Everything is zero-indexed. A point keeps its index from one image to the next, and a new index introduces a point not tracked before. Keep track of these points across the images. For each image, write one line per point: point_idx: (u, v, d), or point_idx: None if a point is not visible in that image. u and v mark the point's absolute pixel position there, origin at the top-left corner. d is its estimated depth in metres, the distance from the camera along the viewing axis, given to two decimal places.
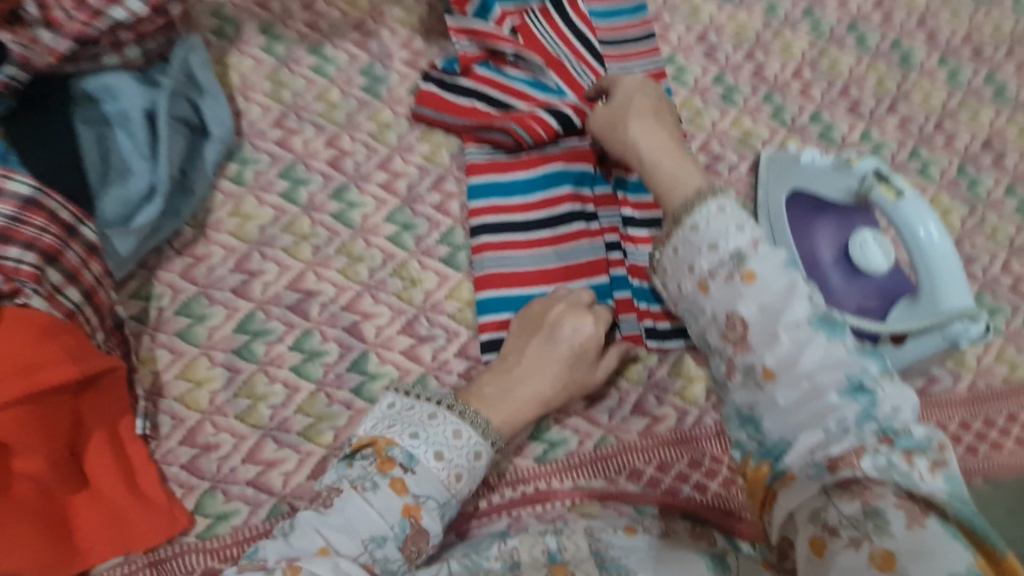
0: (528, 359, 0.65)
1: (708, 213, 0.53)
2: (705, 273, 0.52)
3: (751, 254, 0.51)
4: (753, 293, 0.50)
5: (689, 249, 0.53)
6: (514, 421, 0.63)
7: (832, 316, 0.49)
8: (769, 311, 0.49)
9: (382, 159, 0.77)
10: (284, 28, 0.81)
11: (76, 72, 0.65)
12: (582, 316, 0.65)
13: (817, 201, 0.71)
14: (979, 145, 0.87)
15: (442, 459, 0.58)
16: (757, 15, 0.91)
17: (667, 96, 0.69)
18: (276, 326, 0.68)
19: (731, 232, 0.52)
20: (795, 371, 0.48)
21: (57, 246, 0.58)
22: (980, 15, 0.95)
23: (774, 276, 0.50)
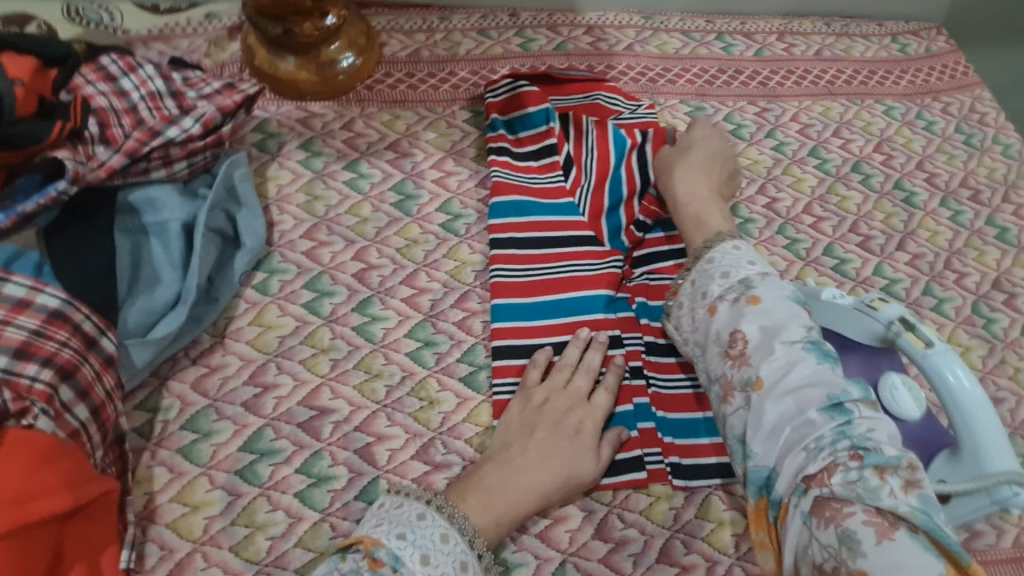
0: (532, 450, 0.63)
1: (725, 250, 0.68)
2: (716, 297, 0.65)
3: (757, 281, 0.65)
4: (754, 314, 0.62)
5: (706, 275, 0.68)
6: (516, 517, 0.60)
7: (826, 348, 0.59)
8: (771, 328, 0.61)
9: (407, 274, 0.77)
10: (324, 145, 0.86)
11: (124, 185, 0.68)
12: (583, 413, 0.67)
13: (840, 339, 0.72)
14: (990, 284, 0.89)
15: (427, 564, 0.55)
16: (767, 151, 0.97)
17: (722, 159, 0.84)
18: (285, 446, 0.65)
19: (743, 265, 0.66)
20: (784, 387, 0.57)
21: (74, 361, 0.57)
22: (973, 162, 1.02)
23: (773, 303, 0.62)
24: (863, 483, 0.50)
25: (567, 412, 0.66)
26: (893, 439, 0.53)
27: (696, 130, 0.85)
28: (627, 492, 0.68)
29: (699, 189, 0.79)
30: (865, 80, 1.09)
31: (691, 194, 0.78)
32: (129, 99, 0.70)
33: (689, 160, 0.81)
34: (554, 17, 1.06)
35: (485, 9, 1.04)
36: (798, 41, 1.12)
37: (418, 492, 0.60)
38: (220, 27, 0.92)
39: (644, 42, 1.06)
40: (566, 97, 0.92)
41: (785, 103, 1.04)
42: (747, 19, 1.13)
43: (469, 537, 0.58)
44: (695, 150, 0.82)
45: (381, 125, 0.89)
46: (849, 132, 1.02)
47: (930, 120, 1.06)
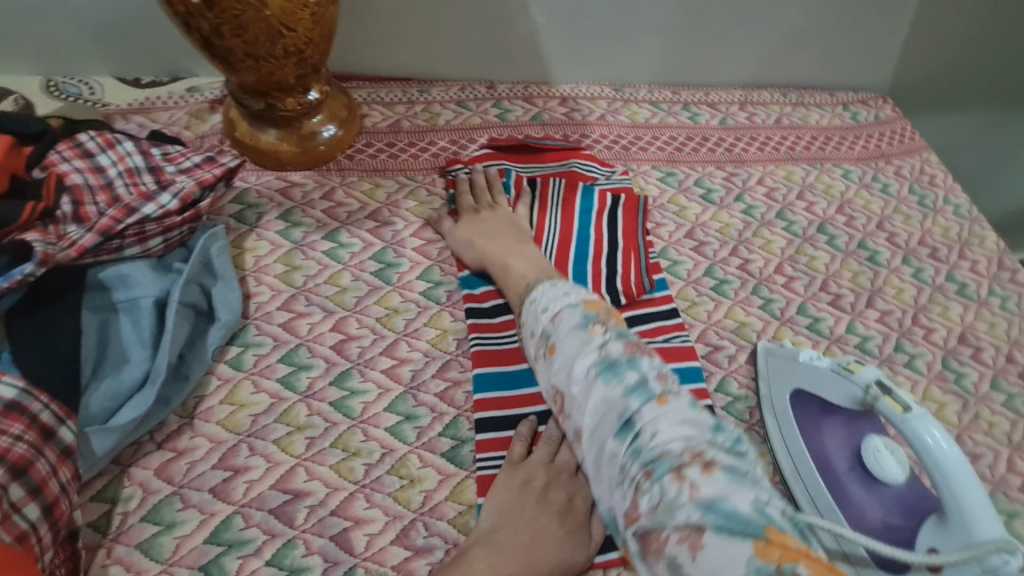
0: (523, 531, 0.61)
1: (531, 310, 0.69)
2: (534, 359, 0.66)
3: (551, 330, 0.64)
4: (554, 365, 0.62)
5: (528, 344, 0.68)
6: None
7: (614, 361, 0.58)
8: (564, 373, 0.61)
9: (387, 345, 0.76)
10: (303, 214, 0.86)
11: (94, 262, 0.65)
12: (572, 488, 0.65)
13: (822, 403, 0.73)
14: (956, 339, 0.92)
15: None
16: (737, 215, 1.01)
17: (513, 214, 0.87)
18: (256, 535, 0.61)
19: (540, 318, 0.66)
20: (596, 429, 0.57)
21: (29, 456, 0.52)
22: (928, 222, 1.07)
23: (564, 345, 0.62)
24: (663, 498, 0.48)
25: (550, 486, 0.64)
26: (683, 430, 0.51)
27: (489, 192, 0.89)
28: (619, 570, 0.65)
29: (501, 243, 0.81)
30: (822, 146, 1.16)
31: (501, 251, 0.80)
32: (105, 175, 0.70)
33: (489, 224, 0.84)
34: (530, 89, 1.11)
35: (463, 83, 1.09)
36: (758, 110, 1.19)
37: None
38: (201, 100, 0.94)
39: (615, 113, 1.11)
40: (542, 166, 0.97)
41: (751, 168, 1.09)
42: (711, 90, 1.21)
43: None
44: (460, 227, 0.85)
45: (361, 194, 0.90)
46: (813, 195, 1.07)
47: (885, 182, 1.12)
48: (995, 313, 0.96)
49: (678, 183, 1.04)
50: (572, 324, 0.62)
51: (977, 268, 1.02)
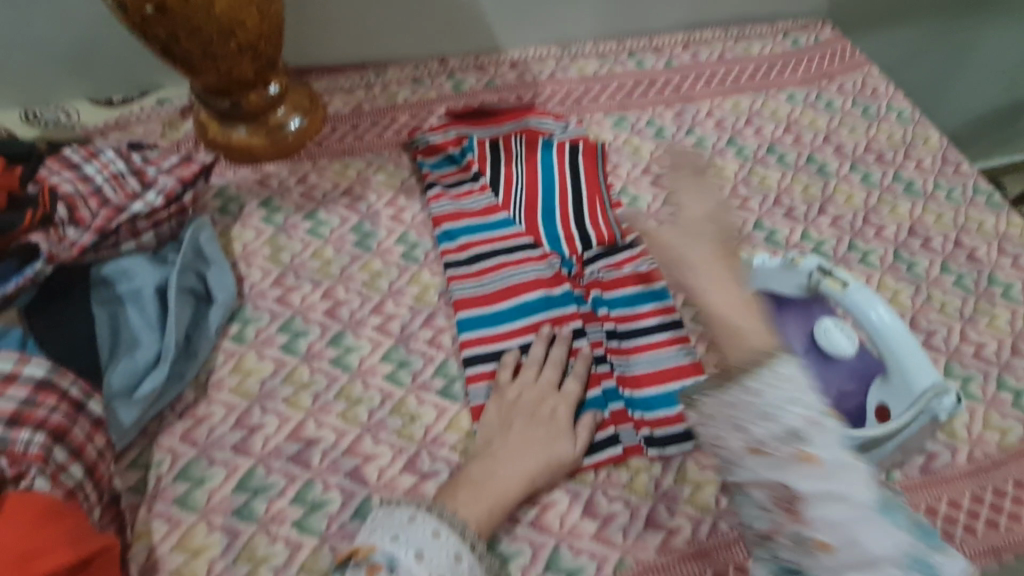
0: (513, 442, 0.69)
1: (773, 378, 0.55)
2: (759, 442, 0.54)
3: (811, 434, 0.53)
4: (821, 480, 0.52)
5: (746, 413, 0.55)
6: (504, 508, 0.65)
7: (886, 500, 0.54)
8: (832, 494, 0.52)
9: (375, 305, 0.83)
10: (282, 200, 0.92)
11: (95, 260, 0.72)
12: (554, 401, 0.72)
13: (775, 298, 0.80)
14: (906, 233, 0.98)
15: (422, 561, 0.58)
16: (689, 148, 1.07)
17: (720, 240, 0.82)
18: (278, 480, 0.68)
19: (790, 407, 0.54)
20: (858, 553, 0.52)
21: (65, 424, 0.59)
22: (873, 130, 1.13)
23: (836, 472, 0.53)
24: None
25: (533, 403, 0.72)
26: None
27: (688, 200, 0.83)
28: (608, 469, 0.72)
29: (734, 291, 0.74)
30: (766, 74, 1.21)
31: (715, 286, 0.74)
32: (93, 182, 0.75)
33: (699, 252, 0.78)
34: (480, 59, 1.16)
35: (417, 61, 1.14)
36: (701, 48, 1.24)
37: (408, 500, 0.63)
38: (172, 110, 0.99)
39: (564, 69, 1.17)
40: (500, 127, 1.02)
41: (699, 104, 1.14)
42: (654, 36, 1.25)
43: (471, 541, 0.61)
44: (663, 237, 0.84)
45: (333, 175, 0.96)
46: (760, 120, 1.13)
47: (829, 99, 1.17)
48: (942, 205, 1.02)
49: (631, 126, 1.09)
50: (839, 442, 0.54)
51: (923, 165, 1.07)
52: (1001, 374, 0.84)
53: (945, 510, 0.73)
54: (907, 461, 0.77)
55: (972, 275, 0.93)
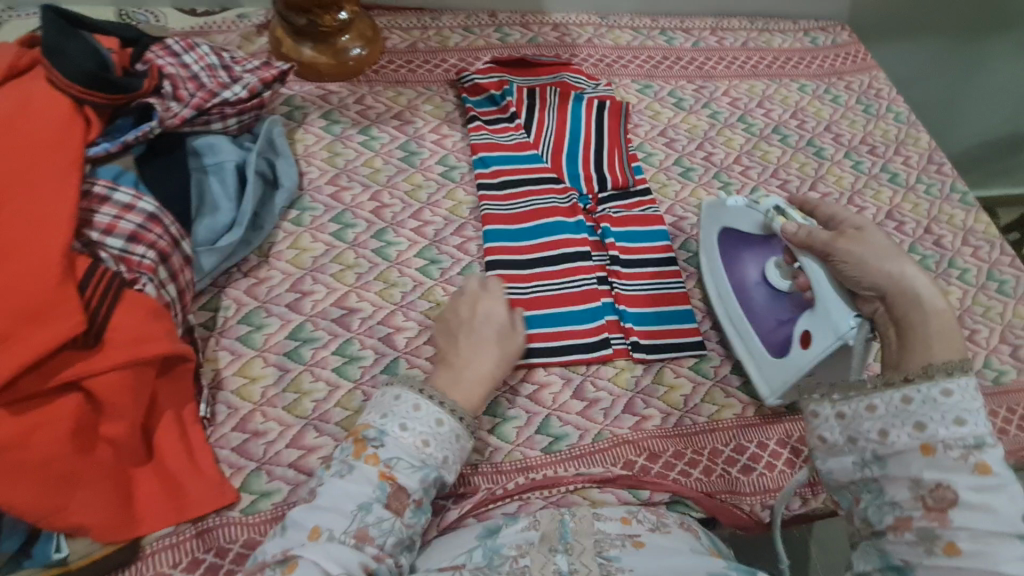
0: (468, 349, 0.76)
1: (961, 382, 0.57)
2: (935, 439, 0.56)
3: (989, 445, 0.55)
4: (979, 488, 0.53)
5: (929, 411, 0.57)
6: (482, 398, 0.74)
7: None
8: (985, 505, 0.53)
9: (414, 211, 0.95)
10: (341, 114, 1.04)
11: (190, 132, 0.83)
12: (489, 304, 0.80)
13: (738, 234, 0.88)
14: (884, 215, 1.11)
15: (406, 429, 0.68)
16: (703, 119, 1.19)
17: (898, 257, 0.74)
18: (323, 334, 0.81)
19: (981, 421, 0.56)
20: (988, 567, 0.51)
21: (169, 250, 0.70)
22: (871, 126, 1.25)
23: (1005, 498, 0.53)
24: None
25: (474, 316, 0.79)
26: None
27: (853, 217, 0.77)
28: (598, 365, 0.85)
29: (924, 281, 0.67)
30: (783, 65, 1.33)
31: (929, 286, 0.67)
32: (191, 69, 0.86)
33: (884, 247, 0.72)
34: (526, 17, 1.28)
35: (469, 11, 1.26)
36: (727, 34, 1.36)
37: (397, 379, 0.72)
38: (250, 25, 1.11)
39: (601, 36, 1.28)
40: (538, 78, 1.14)
41: (718, 82, 1.26)
42: (685, 18, 1.36)
43: (460, 417, 0.71)
44: (857, 240, 0.72)
45: (387, 100, 1.08)
46: (770, 103, 1.24)
47: (836, 94, 1.29)
48: (919, 196, 1.14)
49: (654, 93, 1.21)
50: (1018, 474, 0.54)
51: (909, 161, 1.20)
52: None
53: None
54: None
55: (935, 257, 1.06)
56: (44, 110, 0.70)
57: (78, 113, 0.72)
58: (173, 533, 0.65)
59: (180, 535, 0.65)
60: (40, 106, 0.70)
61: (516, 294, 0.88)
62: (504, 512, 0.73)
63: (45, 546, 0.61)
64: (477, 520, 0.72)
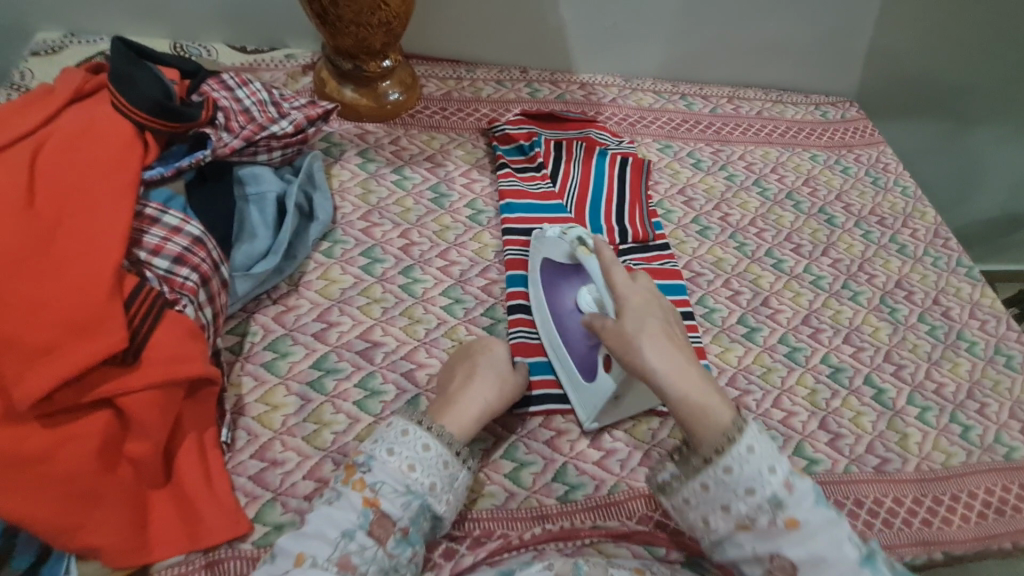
0: (459, 379, 0.79)
1: (741, 456, 0.65)
2: (745, 517, 0.65)
3: (784, 499, 0.64)
4: (799, 542, 0.63)
5: (725, 494, 0.66)
6: (480, 423, 0.75)
7: (866, 550, 0.63)
8: (814, 559, 0.62)
9: (442, 250, 0.98)
10: (376, 153, 1.09)
11: (238, 161, 0.87)
12: (487, 344, 0.83)
13: (555, 263, 0.86)
14: (893, 283, 1.14)
15: (394, 454, 0.69)
16: (720, 180, 1.24)
17: (665, 313, 0.75)
18: (346, 366, 0.82)
19: (767, 476, 0.65)
20: None
21: (210, 273, 0.72)
22: (879, 198, 1.30)
23: (819, 535, 0.63)
24: None
25: (472, 353, 0.82)
26: None
27: (618, 278, 0.75)
28: None
29: (675, 360, 0.70)
30: (795, 135, 1.40)
31: (678, 366, 0.70)
32: (243, 103, 0.90)
33: (638, 321, 0.72)
34: (556, 75, 1.35)
35: (502, 66, 1.33)
36: (743, 103, 1.43)
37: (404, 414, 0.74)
38: (296, 65, 1.17)
39: (625, 97, 1.35)
40: (565, 132, 1.19)
41: (734, 147, 1.32)
42: (704, 86, 1.44)
43: (446, 443, 0.71)
44: (628, 317, 0.72)
45: (420, 143, 1.13)
46: (783, 170, 1.30)
47: (846, 166, 1.35)
48: (927, 268, 1.18)
49: (674, 153, 1.27)
50: (814, 498, 0.65)
51: (916, 234, 1.24)
52: (955, 410, 0.98)
53: (891, 504, 0.86)
54: (865, 460, 0.90)
55: (943, 328, 1.09)
56: (106, 133, 0.73)
57: (139, 137, 0.76)
58: (183, 561, 0.64)
59: (190, 564, 0.64)
60: (102, 129, 0.74)
61: (537, 338, 0.90)
62: (519, 560, 0.71)
63: (55, 566, 0.60)
64: (489, 568, 0.70)
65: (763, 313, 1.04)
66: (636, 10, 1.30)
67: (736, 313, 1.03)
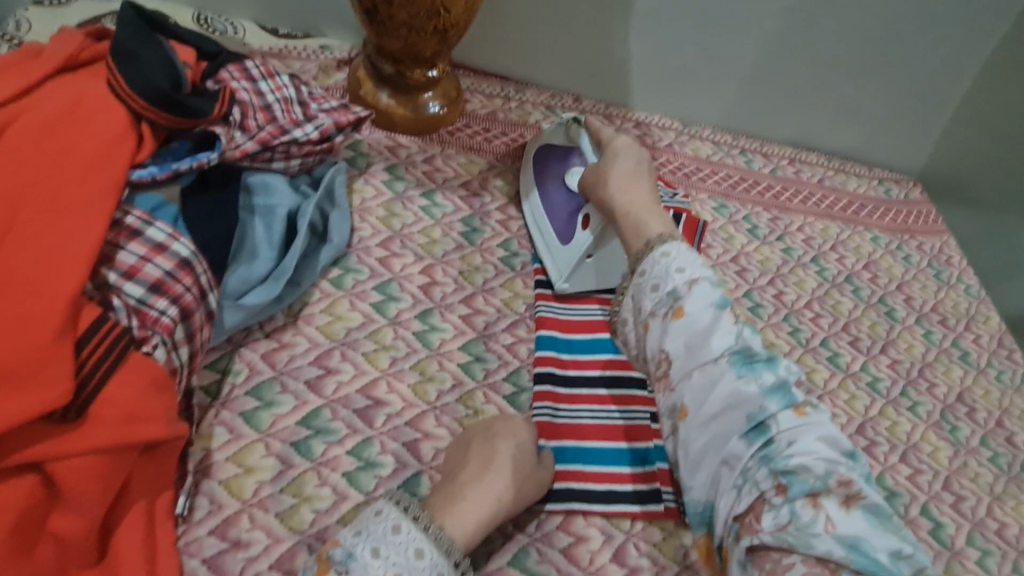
0: (473, 463, 0.66)
1: (656, 261, 0.68)
2: (649, 313, 0.66)
3: (684, 294, 0.64)
4: (680, 335, 0.62)
5: (637, 295, 0.68)
6: (488, 529, 0.61)
7: (751, 356, 0.59)
8: (690, 348, 0.61)
9: (466, 295, 0.85)
10: (406, 171, 0.96)
11: (249, 166, 0.75)
12: (510, 424, 0.71)
13: (546, 148, 0.95)
14: (955, 396, 1.02)
15: (378, 557, 0.55)
16: (777, 252, 1.12)
17: (648, 168, 0.84)
18: (340, 427, 0.69)
19: (672, 273, 0.66)
20: (707, 411, 0.59)
21: (193, 306, 0.59)
22: (942, 293, 1.19)
23: (696, 326, 0.61)
24: (794, 518, 0.51)
25: (490, 432, 0.69)
26: (824, 442, 0.54)
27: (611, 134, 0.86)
28: (644, 524, 0.72)
29: (638, 190, 0.79)
30: (858, 210, 1.28)
31: (634, 193, 0.78)
32: (265, 98, 0.77)
33: (619, 160, 0.82)
34: (610, 109, 1.24)
35: (554, 91, 1.22)
36: (805, 167, 1.32)
37: (395, 501, 0.60)
38: (331, 58, 1.05)
39: (681, 144, 1.24)
40: None
41: (792, 216, 1.21)
42: (765, 143, 1.33)
43: (445, 551, 0.58)
44: (610, 156, 0.83)
45: (457, 165, 1.00)
46: (843, 249, 1.19)
47: (907, 253, 1.24)
48: (991, 382, 1.07)
49: (729, 214, 1.15)
50: (711, 301, 0.62)
51: (979, 341, 1.13)
52: (1018, 559, 0.86)
53: None
54: None
55: (1007, 457, 0.97)
56: (96, 118, 0.61)
57: (133, 129, 0.63)
58: None
59: None
60: (91, 112, 0.61)
61: (564, 418, 0.77)
62: None
63: None
64: None
65: None
66: (711, 51, 1.19)
67: None
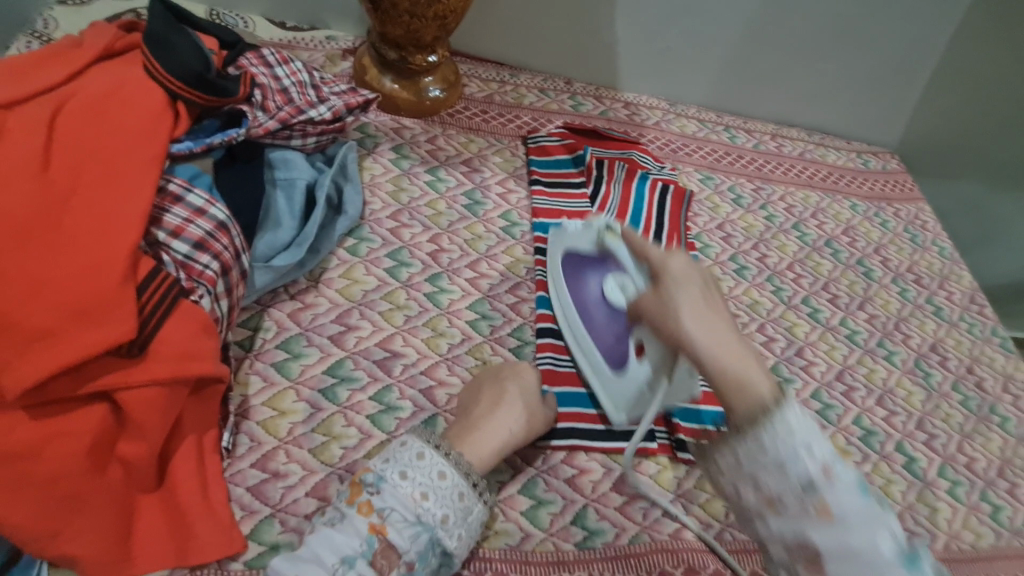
0: (485, 401, 0.73)
1: (776, 434, 0.52)
2: (776, 496, 0.52)
3: (822, 483, 0.50)
4: (831, 533, 0.49)
5: (754, 466, 0.53)
6: (502, 455, 0.69)
7: (912, 552, 0.48)
8: (845, 553, 0.48)
9: (471, 261, 0.93)
10: (411, 150, 1.03)
11: (271, 143, 0.82)
12: (519, 368, 0.78)
13: (580, 258, 0.83)
14: (927, 346, 1.10)
15: (406, 478, 0.63)
16: (760, 220, 1.20)
17: (716, 280, 0.64)
18: (362, 375, 0.76)
19: (802, 455, 0.51)
20: None
21: (231, 263, 0.66)
22: (917, 255, 1.26)
23: (850, 522, 0.48)
24: None
25: (501, 375, 0.76)
26: None
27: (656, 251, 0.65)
28: (639, 458, 0.80)
29: (718, 327, 0.58)
30: (837, 180, 1.36)
31: (718, 335, 0.57)
32: (282, 82, 0.84)
33: (677, 288, 0.61)
34: (600, 91, 1.31)
35: (547, 75, 1.29)
36: (787, 142, 1.39)
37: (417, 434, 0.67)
38: (337, 48, 1.12)
39: (668, 122, 1.31)
40: (607, 150, 1.13)
41: (775, 186, 1.28)
42: (748, 119, 1.40)
43: (465, 473, 0.65)
44: (665, 280, 0.63)
45: (458, 144, 1.07)
46: (823, 216, 1.26)
47: (884, 219, 1.31)
48: (962, 334, 1.14)
49: (715, 185, 1.23)
50: (858, 486, 0.50)
51: (952, 297, 1.20)
52: (985, 488, 0.94)
53: None
54: None
55: (976, 400, 1.05)
56: (137, 98, 0.68)
57: (170, 108, 0.70)
58: None
59: None
60: (132, 94, 0.68)
61: (565, 367, 0.85)
62: None
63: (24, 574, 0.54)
64: None
65: (796, 364, 0.99)
66: (694, 34, 1.26)
67: (770, 361, 0.98)
